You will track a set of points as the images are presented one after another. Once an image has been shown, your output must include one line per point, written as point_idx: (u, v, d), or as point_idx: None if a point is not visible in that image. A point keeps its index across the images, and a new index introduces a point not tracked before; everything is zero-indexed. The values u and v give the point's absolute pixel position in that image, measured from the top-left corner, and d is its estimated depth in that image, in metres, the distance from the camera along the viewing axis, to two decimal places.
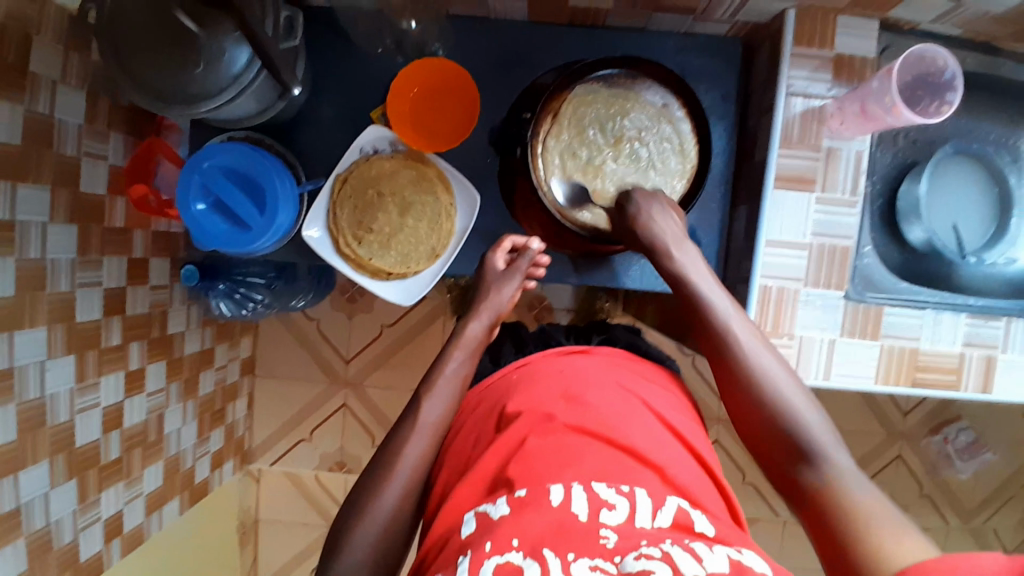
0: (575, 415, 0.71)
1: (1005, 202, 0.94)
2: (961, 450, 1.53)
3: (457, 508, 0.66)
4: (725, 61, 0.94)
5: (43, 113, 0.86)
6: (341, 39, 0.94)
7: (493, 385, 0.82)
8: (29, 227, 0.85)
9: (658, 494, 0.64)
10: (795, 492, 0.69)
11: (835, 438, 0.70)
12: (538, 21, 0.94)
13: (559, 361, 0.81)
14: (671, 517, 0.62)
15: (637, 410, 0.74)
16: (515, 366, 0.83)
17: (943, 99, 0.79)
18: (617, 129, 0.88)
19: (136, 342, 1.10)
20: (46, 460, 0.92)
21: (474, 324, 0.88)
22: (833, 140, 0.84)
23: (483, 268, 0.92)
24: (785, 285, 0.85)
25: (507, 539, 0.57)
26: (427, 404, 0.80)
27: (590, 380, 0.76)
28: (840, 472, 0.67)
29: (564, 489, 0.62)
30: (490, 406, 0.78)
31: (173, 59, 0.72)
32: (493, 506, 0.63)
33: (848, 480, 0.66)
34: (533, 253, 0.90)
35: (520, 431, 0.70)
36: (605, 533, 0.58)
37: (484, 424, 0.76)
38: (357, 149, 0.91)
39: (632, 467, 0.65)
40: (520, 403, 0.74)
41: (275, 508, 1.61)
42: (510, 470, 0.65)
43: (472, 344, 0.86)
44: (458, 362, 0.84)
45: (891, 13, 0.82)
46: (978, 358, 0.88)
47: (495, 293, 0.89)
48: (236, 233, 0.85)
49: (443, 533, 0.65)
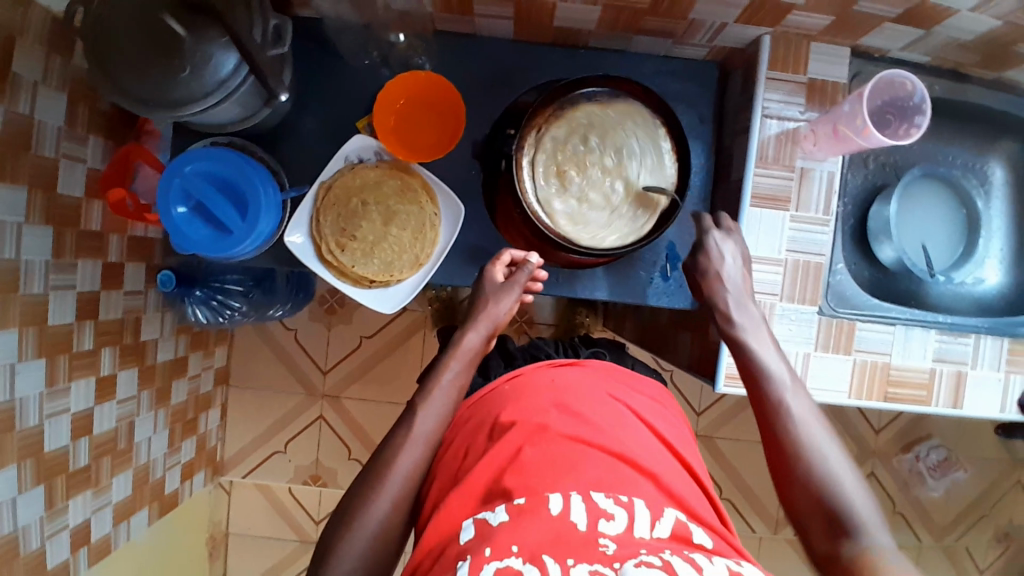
0: (571, 426, 0.71)
1: (972, 224, 1.00)
2: (932, 468, 1.57)
3: (452, 515, 0.67)
4: (702, 82, 0.97)
5: (22, 114, 0.85)
6: (328, 49, 0.95)
7: (486, 398, 0.81)
8: (3, 227, 0.84)
9: (655, 505, 0.64)
10: (815, 537, 0.70)
11: (863, 488, 0.70)
12: (524, 38, 0.96)
13: (549, 372, 0.81)
14: (670, 528, 0.63)
15: (631, 423, 0.75)
16: (505, 378, 0.82)
17: (912, 122, 0.82)
18: (601, 148, 0.90)
19: (108, 348, 1.08)
20: (13, 465, 0.89)
21: (472, 334, 0.86)
22: (807, 161, 0.87)
23: (482, 280, 0.91)
24: (760, 300, 0.87)
25: (506, 546, 0.58)
26: (421, 416, 0.79)
27: (585, 392, 0.77)
28: (878, 548, 0.65)
29: (562, 498, 0.62)
30: (482, 419, 0.77)
31: (157, 62, 0.72)
32: (492, 513, 0.63)
33: (887, 555, 0.64)
34: (532, 267, 0.90)
35: (515, 440, 0.70)
36: (604, 542, 0.59)
37: (474, 436, 0.76)
38: (341, 157, 0.91)
39: (630, 478, 0.66)
40: (515, 413, 0.74)
41: (247, 522, 1.58)
42: (507, 480, 0.65)
43: (468, 355, 0.85)
44: (456, 372, 0.83)
45: (862, 41, 0.86)
46: (948, 373, 0.90)
47: (493, 305, 0.88)
48: (217, 238, 0.85)
49: (439, 543, 0.66)
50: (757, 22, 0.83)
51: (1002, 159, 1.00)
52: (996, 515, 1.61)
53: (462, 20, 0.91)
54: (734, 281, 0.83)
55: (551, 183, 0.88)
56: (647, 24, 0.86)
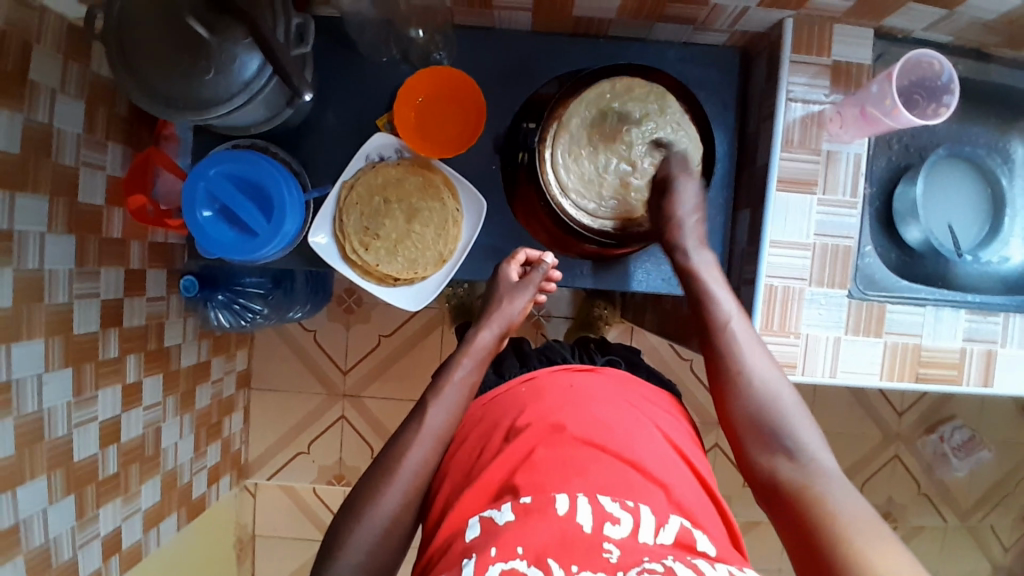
0: (585, 428, 0.70)
1: (997, 202, 0.99)
2: (956, 447, 1.54)
3: (463, 513, 0.67)
4: (724, 68, 0.96)
5: (41, 123, 0.85)
6: (345, 49, 0.95)
7: (500, 398, 0.80)
8: (27, 236, 0.84)
9: (662, 511, 0.64)
10: (772, 491, 0.69)
11: (815, 431, 0.71)
12: (541, 30, 0.95)
13: (566, 376, 0.80)
14: (674, 535, 0.62)
15: (644, 427, 0.74)
16: (521, 381, 0.82)
17: (940, 101, 0.81)
18: (636, 133, 0.88)
19: (133, 355, 1.09)
20: (44, 475, 0.90)
21: (485, 332, 0.87)
22: (832, 144, 0.86)
23: (496, 278, 0.92)
24: (790, 285, 0.87)
25: (511, 546, 0.58)
26: (432, 411, 0.79)
27: (600, 397, 0.76)
28: (817, 469, 0.67)
29: (569, 500, 0.62)
30: (497, 418, 0.77)
31: (183, 64, 0.72)
32: (498, 512, 0.63)
33: (823, 477, 0.67)
34: (547, 267, 0.91)
35: (529, 441, 0.70)
36: (608, 547, 0.58)
37: (488, 436, 0.75)
38: (362, 156, 0.91)
39: (640, 484, 0.65)
40: (530, 414, 0.73)
41: (272, 523, 1.59)
42: (517, 479, 0.65)
43: (481, 352, 0.86)
44: (467, 369, 0.83)
45: (886, 21, 0.85)
46: (979, 353, 0.90)
47: (507, 304, 0.89)
48: (242, 239, 0.85)
49: (446, 538, 0.66)
50: (780, 5, 0.82)
51: None
52: (1021, 495, 1.60)
53: (479, 14, 0.90)
54: (692, 228, 0.85)
55: (576, 164, 0.88)
56: (666, 11, 0.86)
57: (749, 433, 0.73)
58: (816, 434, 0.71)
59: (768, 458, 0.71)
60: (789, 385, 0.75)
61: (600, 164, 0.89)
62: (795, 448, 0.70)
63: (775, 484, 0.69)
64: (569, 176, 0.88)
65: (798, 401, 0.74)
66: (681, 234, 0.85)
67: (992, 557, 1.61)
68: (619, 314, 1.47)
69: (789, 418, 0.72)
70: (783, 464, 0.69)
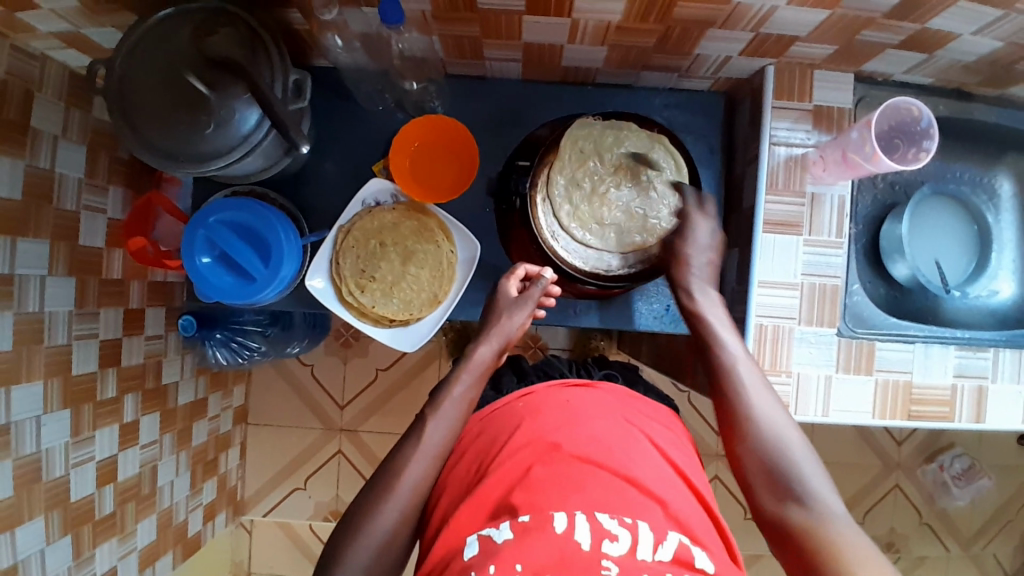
0: (581, 445, 0.70)
1: (983, 238, 1.01)
2: (957, 477, 1.53)
3: (460, 529, 0.66)
4: (709, 113, 0.99)
5: (43, 169, 0.87)
6: (342, 97, 0.98)
7: (498, 415, 0.80)
8: (28, 280, 0.86)
9: (660, 528, 0.63)
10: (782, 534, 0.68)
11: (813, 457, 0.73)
12: (531, 78, 0.98)
13: (562, 393, 0.80)
14: (673, 552, 0.62)
15: (642, 444, 0.73)
16: (518, 396, 0.81)
17: (920, 145, 0.83)
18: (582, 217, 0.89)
19: (131, 394, 1.09)
20: (41, 516, 0.90)
21: (484, 348, 0.86)
22: (817, 186, 0.88)
23: (495, 294, 0.91)
24: (779, 323, 0.88)
25: (510, 564, 0.59)
26: (432, 425, 0.78)
27: (596, 412, 0.75)
28: (825, 510, 0.67)
29: (567, 517, 0.62)
30: (495, 433, 0.76)
31: (183, 120, 0.75)
32: (496, 530, 0.63)
33: (835, 520, 0.66)
34: (546, 282, 0.89)
35: (525, 458, 0.69)
36: (606, 565, 0.58)
37: (485, 452, 0.75)
38: (359, 201, 0.93)
39: (638, 501, 0.65)
40: (526, 431, 0.73)
41: (268, 560, 1.57)
42: (514, 497, 0.65)
43: (480, 368, 0.85)
44: (466, 386, 0.82)
45: (865, 67, 0.87)
46: (970, 389, 0.90)
47: (506, 320, 0.88)
48: (241, 284, 0.87)
49: (444, 556, 0.65)
50: (760, 54, 0.85)
51: (1011, 172, 1.01)
52: None
53: (471, 64, 0.93)
54: (701, 269, 0.88)
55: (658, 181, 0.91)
56: (653, 60, 0.88)
57: (760, 481, 0.72)
58: (825, 480, 0.70)
59: (779, 505, 0.69)
60: (799, 431, 0.74)
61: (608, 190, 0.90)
62: (803, 493, 0.69)
63: (789, 535, 0.67)
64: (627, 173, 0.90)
65: (812, 454, 0.72)
66: (689, 274, 0.87)
67: None
68: (616, 346, 1.49)
69: (799, 463, 0.71)
70: (795, 508, 0.68)
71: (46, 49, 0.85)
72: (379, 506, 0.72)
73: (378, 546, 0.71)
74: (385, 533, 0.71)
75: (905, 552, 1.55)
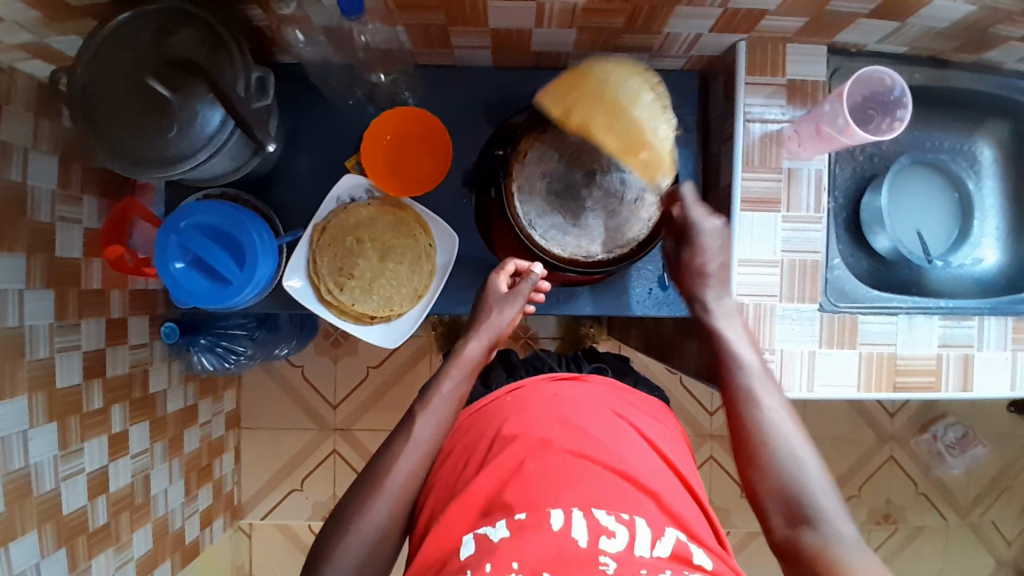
0: (572, 440, 0.69)
1: (964, 206, 1.01)
2: (951, 446, 1.55)
3: (449, 532, 0.65)
4: (684, 92, 0.98)
5: (14, 181, 0.86)
6: (312, 94, 0.96)
7: (486, 411, 0.78)
8: (5, 295, 0.85)
9: (657, 523, 0.63)
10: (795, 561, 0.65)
11: (825, 479, 0.70)
12: (502, 65, 0.97)
13: (550, 385, 0.79)
14: (670, 548, 0.61)
15: (633, 438, 0.73)
16: (506, 391, 0.80)
17: (894, 116, 0.82)
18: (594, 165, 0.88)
19: (117, 404, 1.08)
20: (34, 531, 0.90)
21: (474, 343, 0.84)
22: (794, 161, 0.88)
23: (484, 290, 0.89)
24: (761, 302, 0.87)
25: (507, 563, 0.58)
26: (421, 421, 0.78)
27: (586, 405, 0.75)
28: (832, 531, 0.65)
29: (563, 514, 0.61)
30: (483, 429, 0.75)
31: (146, 124, 0.73)
32: (491, 529, 0.62)
33: (844, 543, 0.63)
34: (536, 277, 0.87)
35: (517, 453, 0.69)
36: (604, 560, 0.58)
37: (475, 444, 0.74)
38: (333, 198, 0.92)
39: (633, 495, 0.65)
40: (517, 426, 0.72)
41: (270, 563, 1.57)
42: (507, 494, 0.64)
43: (469, 364, 0.83)
44: (455, 381, 0.81)
45: (837, 38, 0.86)
46: (956, 358, 0.90)
47: (496, 315, 0.86)
48: (215, 289, 0.85)
49: (436, 557, 0.65)
50: (731, 30, 0.84)
51: (990, 139, 1.00)
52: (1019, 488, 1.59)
53: (441, 54, 0.92)
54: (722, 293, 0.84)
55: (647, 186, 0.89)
56: (623, 41, 0.87)
57: (772, 507, 0.69)
58: (835, 501, 0.68)
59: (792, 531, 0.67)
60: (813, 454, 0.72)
61: (594, 222, 0.88)
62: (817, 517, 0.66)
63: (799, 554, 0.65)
64: (571, 231, 0.88)
65: (828, 481, 0.69)
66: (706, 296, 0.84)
67: (994, 553, 1.60)
68: (606, 332, 1.49)
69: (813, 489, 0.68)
70: (806, 534, 0.65)
71: (11, 61, 0.83)
72: (367, 505, 0.72)
73: (362, 542, 0.70)
74: (375, 524, 0.71)
75: (902, 522, 1.56)
